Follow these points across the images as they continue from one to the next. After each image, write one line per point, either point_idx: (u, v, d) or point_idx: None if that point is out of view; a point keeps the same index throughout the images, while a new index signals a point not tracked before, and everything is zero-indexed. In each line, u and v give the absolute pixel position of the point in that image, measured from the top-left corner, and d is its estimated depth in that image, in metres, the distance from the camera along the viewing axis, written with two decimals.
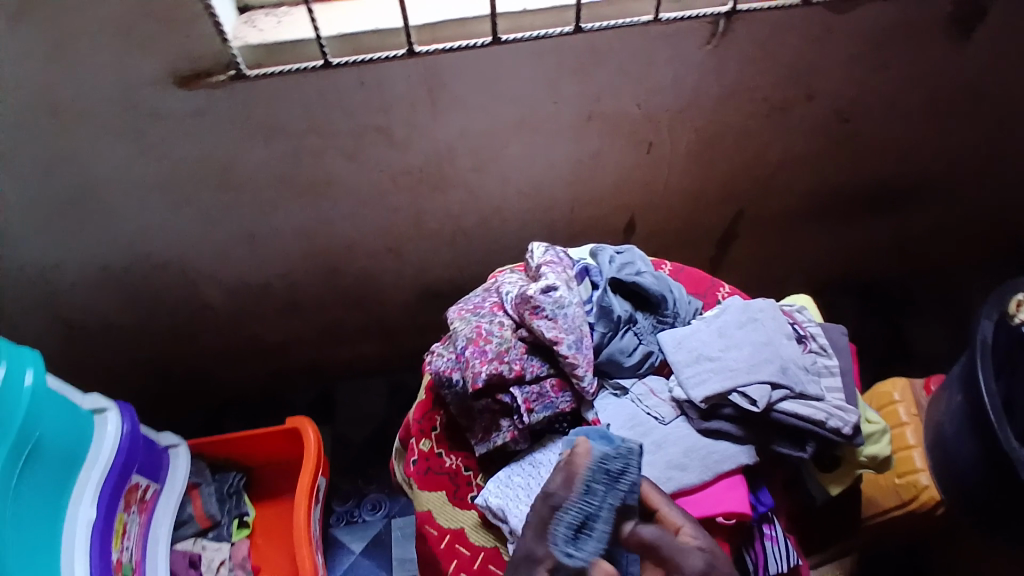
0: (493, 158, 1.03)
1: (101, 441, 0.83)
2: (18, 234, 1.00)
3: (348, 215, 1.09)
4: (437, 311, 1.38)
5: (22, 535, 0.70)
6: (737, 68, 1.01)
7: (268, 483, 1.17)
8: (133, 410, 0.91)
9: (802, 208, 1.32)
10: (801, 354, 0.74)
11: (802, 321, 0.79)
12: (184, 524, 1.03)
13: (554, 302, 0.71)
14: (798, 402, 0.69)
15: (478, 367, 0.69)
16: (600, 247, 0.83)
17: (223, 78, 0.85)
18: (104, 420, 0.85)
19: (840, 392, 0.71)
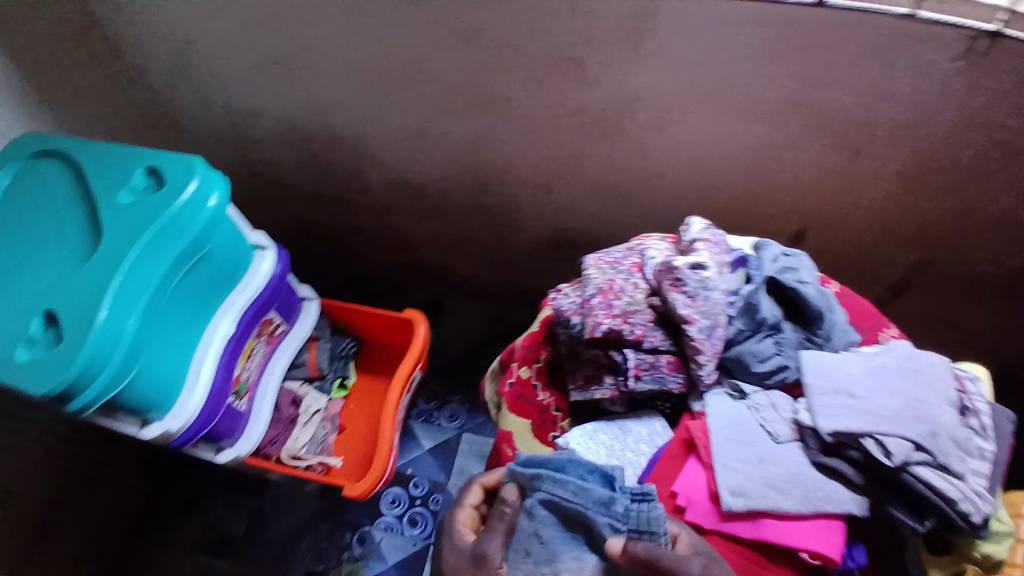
0: (677, 121, 0.97)
1: (254, 273, 0.94)
2: (235, 76, 1.11)
3: (513, 138, 1.09)
4: (565, 258, 1.39)
5: (172, 326, 0.82)
6: (1001, 93, 0.84)
7: (372, 359, 1.27)
8: (287, 256, 1.01)
9: (1002, 272, 1.13)
10: (959, 425, 0.65)
11: (973, 392, 0.69)
12: (297, 367, 1.15)
13: (699, 280, 0.67)
14: (938, 472, 0.60)
15: (601, 317, 0.67)
16: (765, 244, 0.78)
17: None
18: (261, 257, 0.96)
19: (988, 480, 0.62)
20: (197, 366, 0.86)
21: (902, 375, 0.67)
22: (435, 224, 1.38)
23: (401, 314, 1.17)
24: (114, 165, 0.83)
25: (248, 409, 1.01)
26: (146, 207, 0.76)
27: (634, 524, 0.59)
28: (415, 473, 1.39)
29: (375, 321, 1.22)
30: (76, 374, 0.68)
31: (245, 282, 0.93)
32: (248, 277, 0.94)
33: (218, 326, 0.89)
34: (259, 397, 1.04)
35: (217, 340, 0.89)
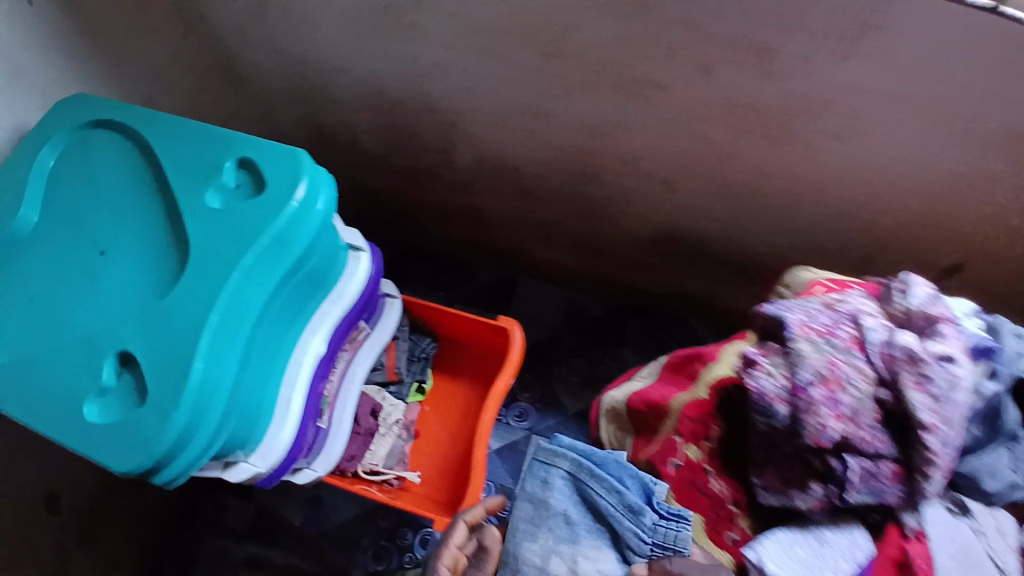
0: (860, 133, 0.81)
1: (346, 280, 0.82)
2: (322, 26, 0.93)
3: (646, 132, 0.92)
4: (664, 258, 1.24)
5: (266, 353, 0.70)
6: None
7: (450, 358, 1.18)
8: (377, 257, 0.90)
9: None
10: None
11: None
12: (374, 370, 1.06)
13: (949, 381, 0.57)
14: None
15: (828, 418, 0.57)
16: (992, 321, 0.67)
17: None
18: (356, 261, 0.85)
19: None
20: (287, 393, 0.76)
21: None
22: (521, 206, 1.23)
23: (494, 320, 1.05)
24: (193, 151, 0.68)
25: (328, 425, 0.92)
26: (245, 218, 0.63)
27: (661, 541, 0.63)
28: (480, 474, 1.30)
29: (460, 321, 1.11)
30: (172, 439, 0.56)
31: (337, 291, 0.82)
32: (340, 285, 0.82)
33: (309, 344, 0.78)
34: (339, 409, 0.95)
35: (307, 361, 0.78)
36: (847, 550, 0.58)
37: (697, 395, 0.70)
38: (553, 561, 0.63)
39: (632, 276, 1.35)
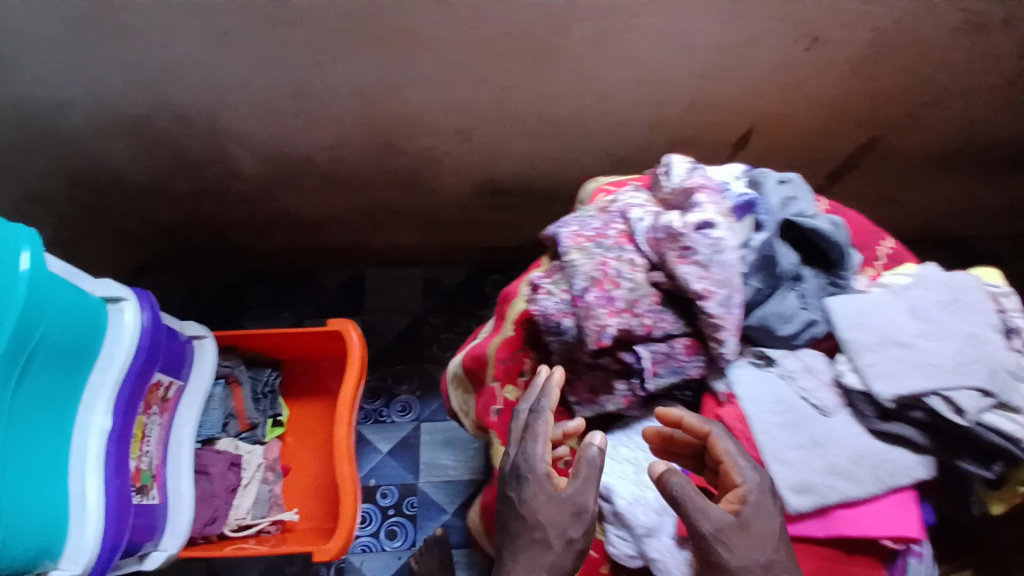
0: (620, 32, 0.81)
1: (118, 333, 0.74)
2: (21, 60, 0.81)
3: (421, 83, 0.88)
4: (496, 210, 1.20)
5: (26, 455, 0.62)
6: None
7: (304, 375, 1.10)
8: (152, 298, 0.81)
9: (936, 143, 1.14)
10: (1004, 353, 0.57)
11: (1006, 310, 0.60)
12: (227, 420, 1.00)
13: (711, 244, 0.56)
14: (997, 413, 0.54)
15: (605, 319, 0.55)
16: (757, 174, 0.66)
17: None
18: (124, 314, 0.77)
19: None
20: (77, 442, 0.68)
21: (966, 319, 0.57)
22: (334, 195, 1.13)
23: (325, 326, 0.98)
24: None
25: (161, 497, 0.84)
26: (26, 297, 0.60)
27: (248, 384, 1.03)
28: (379, 481, 1.27)
29: (283, 342, 1.01)
30: None
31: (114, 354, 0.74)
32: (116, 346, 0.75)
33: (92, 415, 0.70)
34: (172, 478, 0.87)
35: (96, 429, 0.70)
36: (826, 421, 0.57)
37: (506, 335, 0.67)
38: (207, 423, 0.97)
39: (476, 235, 1.30)
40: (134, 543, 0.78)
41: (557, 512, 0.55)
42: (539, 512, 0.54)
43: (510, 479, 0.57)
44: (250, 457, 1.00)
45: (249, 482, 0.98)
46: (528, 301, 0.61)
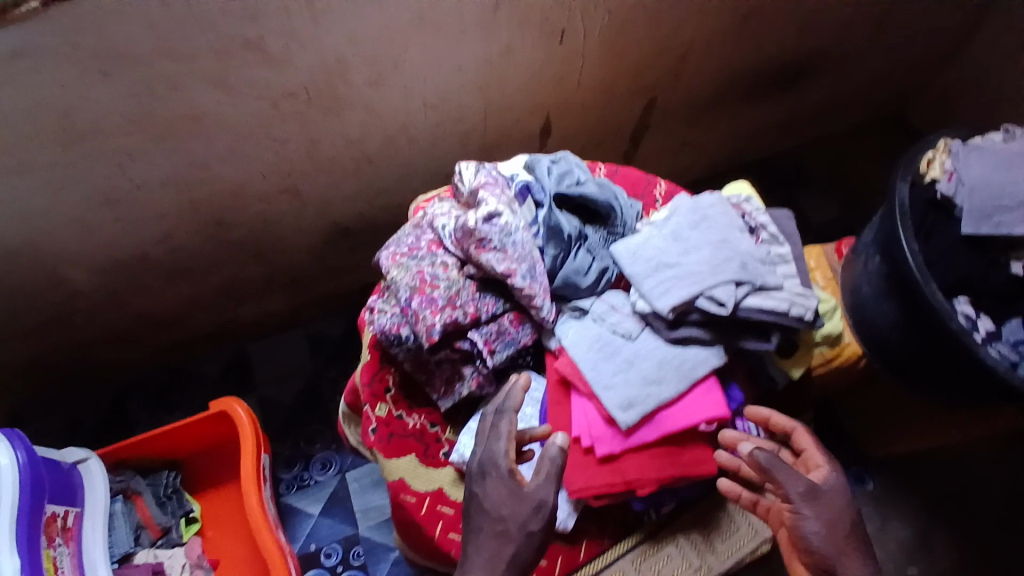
0: (393, 68, 0.91)
1: None
2: None
3: (225, 155, 0.92)
4: (350, 250, 1.25)
5: None
6: None
7: (202, 468, 1.09)
8: (23, 436, 0.80)
9: (710, 84, 1.31)
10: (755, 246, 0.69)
11: (751, 212, 0.72)
12: (139, 532, 0.99)
13: (500, 230, 0.67)
14: (760, 295, 0.65)
15: (431, 318, 0.63)
16: (534, 159, 0.78)
17: (35, 5, 0.65)
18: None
19: (799, 279, 0.67)
20: None
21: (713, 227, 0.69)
22: (188, 282, 1.14)
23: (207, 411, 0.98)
24: None
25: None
26: None
27: (151, 491, 1.02)
28: (320, 543, 1.23)
29: (172, 436, 1.01)
30: None
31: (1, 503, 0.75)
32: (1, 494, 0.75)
33: None
34: None
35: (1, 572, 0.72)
36: (651, 353, 0.66)
37: (364, 360, 0.73)
38: (118, 542, 0.95)
39: (344, 281, 1.34)
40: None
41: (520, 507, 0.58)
42: (503, 508, 0.57)
43: (475, 476, 0.60)
44: (172, 562, 0.99)
45: None
46: (366, 326, 0.68)
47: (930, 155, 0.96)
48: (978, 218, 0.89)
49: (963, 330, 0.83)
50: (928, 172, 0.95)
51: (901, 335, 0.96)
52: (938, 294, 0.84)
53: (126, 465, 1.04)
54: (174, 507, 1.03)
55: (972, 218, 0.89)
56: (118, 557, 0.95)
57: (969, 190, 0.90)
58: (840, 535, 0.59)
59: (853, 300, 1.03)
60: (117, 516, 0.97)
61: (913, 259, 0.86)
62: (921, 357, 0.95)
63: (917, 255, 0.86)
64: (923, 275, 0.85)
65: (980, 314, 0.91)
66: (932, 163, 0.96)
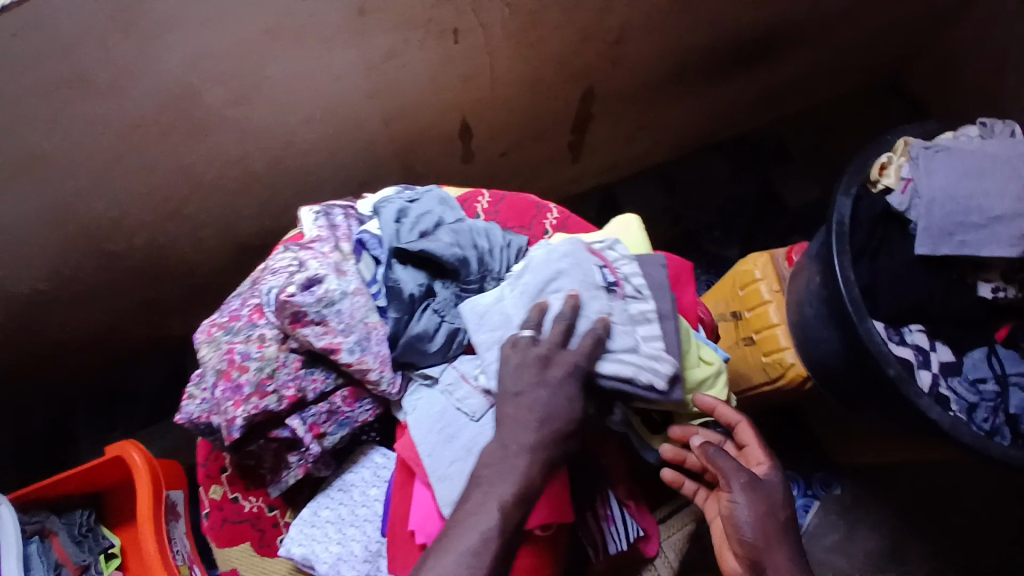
0: (256, 85, 0.82)
1: None
2: None
3: (88, 189, 0.85)
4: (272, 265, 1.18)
5: None
6: None
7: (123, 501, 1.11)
8: None
9: (657, 64, 1.16)
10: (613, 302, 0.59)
11: (615, 260, 0.62)
12: (60, 569, 0.99)
13: (318, 300, 0.59)
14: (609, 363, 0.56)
15: (233, 411, 0.57)
16: (385, 199, 0.69)
17: None
18: None
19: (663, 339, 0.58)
20: None
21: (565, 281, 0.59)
22: (96, 310, 1.09)
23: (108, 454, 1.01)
24: None
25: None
26: None
27: (68, 529, 1.04)
28: None
29: (80, 476, 1.03)
30: None
31: None
32: None
33: None
34: None
35: None
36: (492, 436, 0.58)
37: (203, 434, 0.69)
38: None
39: None
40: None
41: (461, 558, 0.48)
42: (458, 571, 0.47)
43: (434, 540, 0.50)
44: None
45: None
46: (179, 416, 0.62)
47: (885, 159, 0.80)
48: (938, 237, 0.75)
49: (901, 377, 0.71)
50: (878, 180, 0.80)
51: (844, 366, 0.85)
52: (874, 331, 0.72)
53: (40, 506, 1.05)
54: (95, 542, 1.05)
55: (929, 237, 0.75)
56: None
57: (927, 203, 0.76)
58: (778, 525, 0.59)
59: (796, 320, 0.92)
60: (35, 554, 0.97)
61: (845, 291, 0.74)
62: (864, 390, 0.84)
63: (851, 286, 0.74)
64: (858, 311, 0.73)
65: (938, 344, 0.79)
66: (885, 167, 0.80)
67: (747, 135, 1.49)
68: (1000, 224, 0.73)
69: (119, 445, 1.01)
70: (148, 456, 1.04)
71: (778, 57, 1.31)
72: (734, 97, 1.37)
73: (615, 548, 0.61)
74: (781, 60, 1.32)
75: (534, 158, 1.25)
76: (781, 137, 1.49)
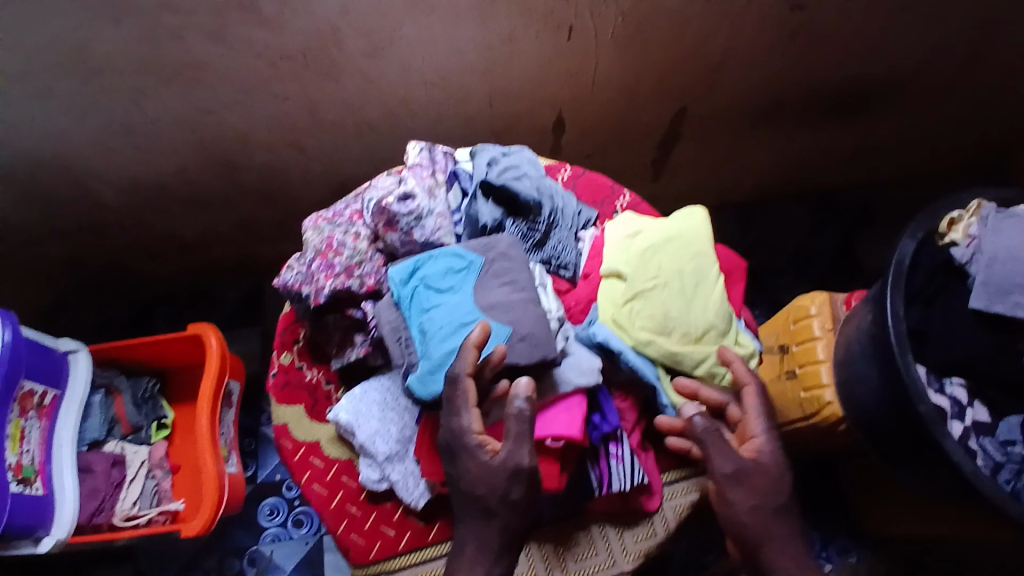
0: (388, 42, 0.94)
1: None
2: None
3: (230, 103, 1.00)
4: None
5: None
6: None
7: (186, 385, 1.24)
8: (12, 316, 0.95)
9: (752, 101, 1.23)
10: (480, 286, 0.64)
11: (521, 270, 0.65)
12: (111, 424, 1.13)
13: (410, 212, 0.67)
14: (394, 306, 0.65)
15: (322, 282, 0.67)
16: (484, 146, 0.76)
17: None
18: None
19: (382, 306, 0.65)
20: None
21: (456, 279, 0.65)
22: (207, 214, 1.23)
23: (187, 331, 1.12)
24: None
25: (47, 490, 0.97)
26: None
27: (128, 391, 1.16)
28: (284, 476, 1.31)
29: (162, 348, 1.15)
30: None
31: None
32: None
33: None
34: (57, 474, 1.00)
35: None
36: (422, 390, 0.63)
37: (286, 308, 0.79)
38: (87, 430, 1.09)
39: None
40: (26, 526, 0.92)
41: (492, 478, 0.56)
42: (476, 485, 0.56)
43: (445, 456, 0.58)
44: (134, 456, 1.12)
45: (135, 477, 1.10)
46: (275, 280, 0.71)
47: (955, 215, 0.82)
48: (992, 292, 0.77)
49: (931, 416, 0.72)
50: (946, 233, 0.81)
51: (880, 412, 0.84)
52: (913, 369, 0.73)
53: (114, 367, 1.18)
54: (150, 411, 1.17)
55: (985, 290, 0.77)
56: (83, 442, 1.08)
57: (988, 260, 0.78)
58: (769, 518, 0.57)
59: (842, 356, 0.92)
60: (93, 406, 1.10)
61: (893, 325, 0.75)
62: (896, 437, 0.83)
63: (900, 323, 0.75)
64: (900, 345, 0.74)
65: (976, 402, 0.79)
66: (952, 221, 0.81)
67: (829, 192, 1.51)
68: None
69: (200, 325, 1.12)
70: (222, 345, 1.15)
71: (874, 118, 1.34)
72: (823, 151, 1.41)
73: (618, 486, 0.63)
74: (877, 123, 1.36)
75: (617, 166, 1.32)
76: (863, 200, 1.50)
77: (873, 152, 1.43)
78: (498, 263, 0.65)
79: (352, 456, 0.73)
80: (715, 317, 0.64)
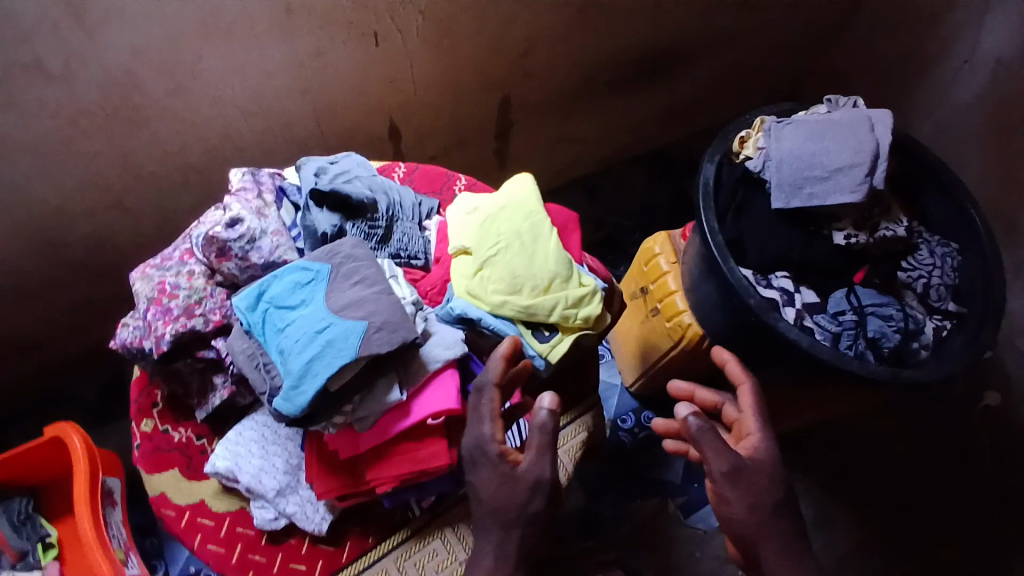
0: (192, 78, 0.91)
1: None
2: None
3: (29, 176, 0.91)
4: None
5: None
6: None
7: (65, 496, 1.11)
8: None
9: (568, 78, 1.32)
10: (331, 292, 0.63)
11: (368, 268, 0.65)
12: None
13: (241, 236, 0.66)
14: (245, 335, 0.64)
15: (161, 329, 0.64)
16: (312, 159, 0.76)
17: None
18: None
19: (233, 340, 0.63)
20: None
21: (305, 292, 0.64)
22: (32, 306, 1.11)
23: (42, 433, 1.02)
24: None
25: None
26: None
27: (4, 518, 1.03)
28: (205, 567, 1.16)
29: (17, 463, 1.03)
30: None
31: None
32: None
33: None
34: None
35: None
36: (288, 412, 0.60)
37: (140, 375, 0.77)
38: None
39: None
40: None
41: (511, 489, 0.61)
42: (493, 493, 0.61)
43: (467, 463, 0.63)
44: None
45: None
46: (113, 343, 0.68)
47: (744, 135, 0.94)
48: (788, 191, 0.88)
49: (761, 306, 0.82)
50: (740, 150, 0.94)
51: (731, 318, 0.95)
52: (737, 271, 0.84)
53: None
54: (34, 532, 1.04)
55: (781, 193, 0.89)
56: None
57: (777, 163, 0.89)
58: (763, 517, 0.80)
59: (689, 285, 1.03)
60: None
61: (711, 238, 0.85)
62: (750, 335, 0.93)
63: (716, 236, 0.86)
64: (721, 254, 0.85)
65: (802, 287, 0.91)
66: (743, 141, 0.94)
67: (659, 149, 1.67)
68: (841, 175, 0.86)
69: (53, 424, 1.02)
70: (90, 442, 1.04)
71: (676, 76, 1.50)
72: (644, 113, 1.55)
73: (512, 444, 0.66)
74: (679, 80, 1.52)
75: (464, 162, 1.37)
76: (688, 150, 1.67)
77: (684, 105, 1.59)
78: (345, 267, 0.65)
79: (242, 504, 0.73)
80: (556, 266, 0.69)
